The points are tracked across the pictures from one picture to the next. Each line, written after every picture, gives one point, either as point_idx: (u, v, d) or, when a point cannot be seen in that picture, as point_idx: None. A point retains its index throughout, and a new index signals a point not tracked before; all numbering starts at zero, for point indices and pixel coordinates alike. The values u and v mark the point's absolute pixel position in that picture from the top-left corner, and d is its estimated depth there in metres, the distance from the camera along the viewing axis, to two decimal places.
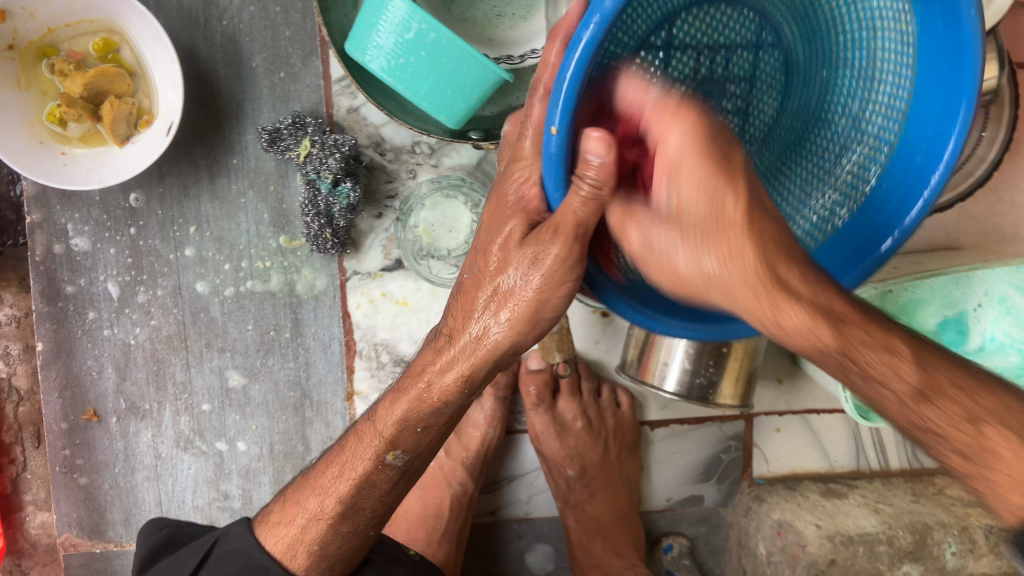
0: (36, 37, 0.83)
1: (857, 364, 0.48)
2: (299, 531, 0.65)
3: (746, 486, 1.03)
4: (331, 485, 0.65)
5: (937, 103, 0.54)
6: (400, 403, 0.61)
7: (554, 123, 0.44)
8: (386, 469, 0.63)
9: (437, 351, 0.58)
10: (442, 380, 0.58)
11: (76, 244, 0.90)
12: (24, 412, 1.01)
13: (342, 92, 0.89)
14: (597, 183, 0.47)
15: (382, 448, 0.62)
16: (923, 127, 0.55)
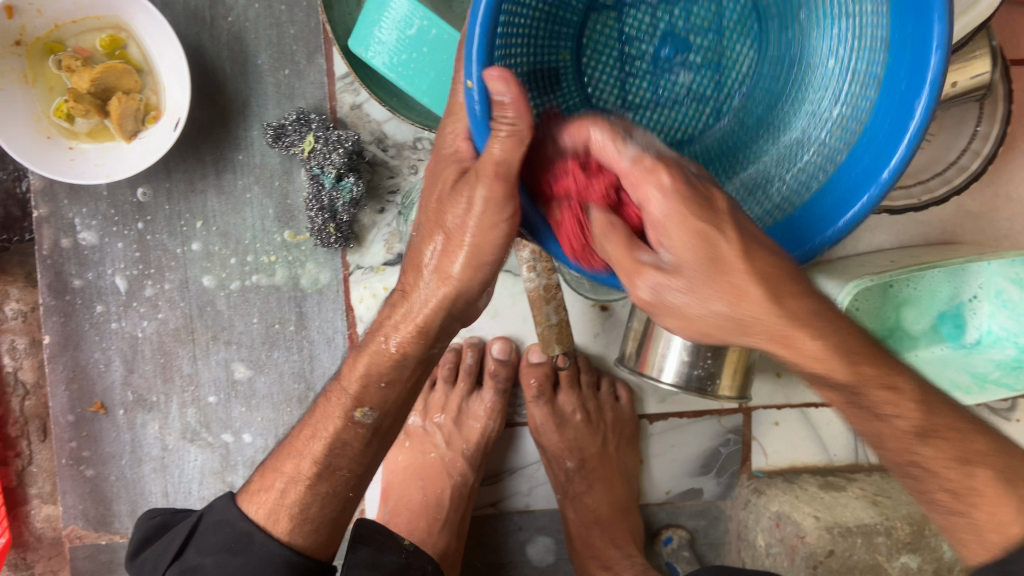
0: (42, 34, 0.85)
1: (867, 400, 0.51)
2: (281, 495, 0.66)
3: (745, 480, 1.04)
4: (306, 446, 0.67)
5: (887, 106, 0.54)
6: (361, 359, 0.64)
7: (469, 76, 0.49)
8: (356, 426, 0.65)
9: (392, 306, 0.61)
10: (398, 333, 0.61)
11: (83, 238, 0.92)
12: (30, 406, 1.03)
13: (346, 89, 0.91)
14: (514, 121, 0.47)
15: (349, 404, 0.64)
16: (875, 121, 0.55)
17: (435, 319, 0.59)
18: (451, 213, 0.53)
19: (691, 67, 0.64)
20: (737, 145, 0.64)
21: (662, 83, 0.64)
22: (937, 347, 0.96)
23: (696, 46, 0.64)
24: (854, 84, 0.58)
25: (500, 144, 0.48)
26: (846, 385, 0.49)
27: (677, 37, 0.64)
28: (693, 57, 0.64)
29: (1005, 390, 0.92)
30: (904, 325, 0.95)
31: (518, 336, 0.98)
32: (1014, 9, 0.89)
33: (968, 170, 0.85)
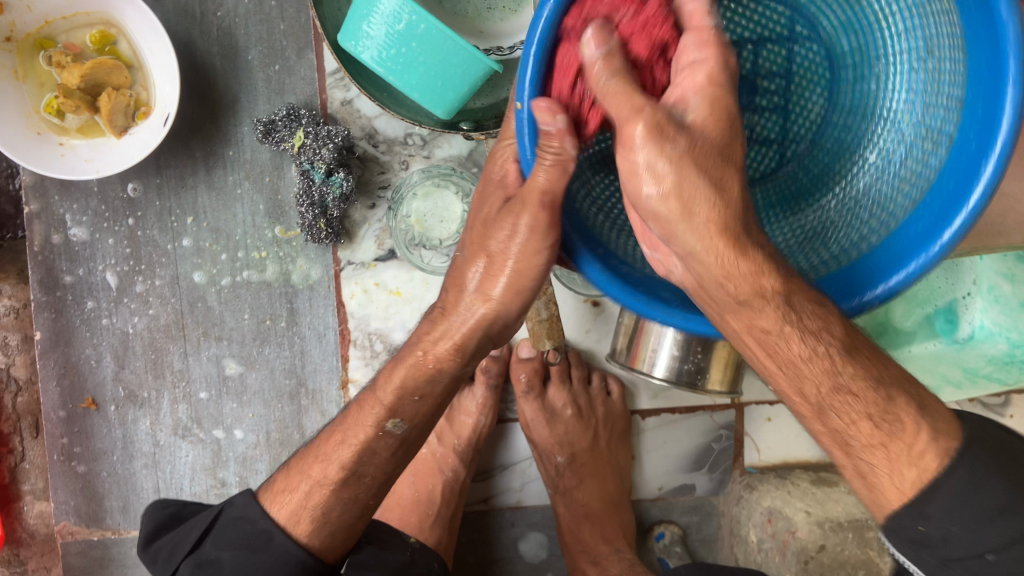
0: (33, 30, 0.85)
1: (806, 349, 0.53)
2: (303, 497, 0.65)
3: (738, 476, 1.04)
4: (334, 452, 0.65)
5: (950, 174, 0.52)
6: (398, 370, 0.63)
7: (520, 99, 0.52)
8: (386, 436, 0.64)
9: (432, 322, 0.62)
10: (436, 349, 0.61)
11: (74, 234, 0.92)
12: (22, 403, 1.03)
13: (336, 85, 0.91)
14: (560, 150, 0.50)
15: (382, 415, 0.64)
16: (935, 189, 0.54)
17: (474, 335, 0.60)
18: (496, 238, 0.55)
19: (760, 109, 0.62)
20: (799, 192, 0.63)
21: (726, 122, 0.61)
22: (932, 343, 0.94)
23: (767, 90, 0.62)
24: (926, 143, 0.56)
25: (544, 172, 0.50)
26: (781, 342, 0.52)
27: (750, 77, 0.61)
28: (763, 100, 0.62)
29: (995, 385, 0.92)
30: (893, 318, 0.94)
31: (509, 332, 0.98)
32: None
33: None
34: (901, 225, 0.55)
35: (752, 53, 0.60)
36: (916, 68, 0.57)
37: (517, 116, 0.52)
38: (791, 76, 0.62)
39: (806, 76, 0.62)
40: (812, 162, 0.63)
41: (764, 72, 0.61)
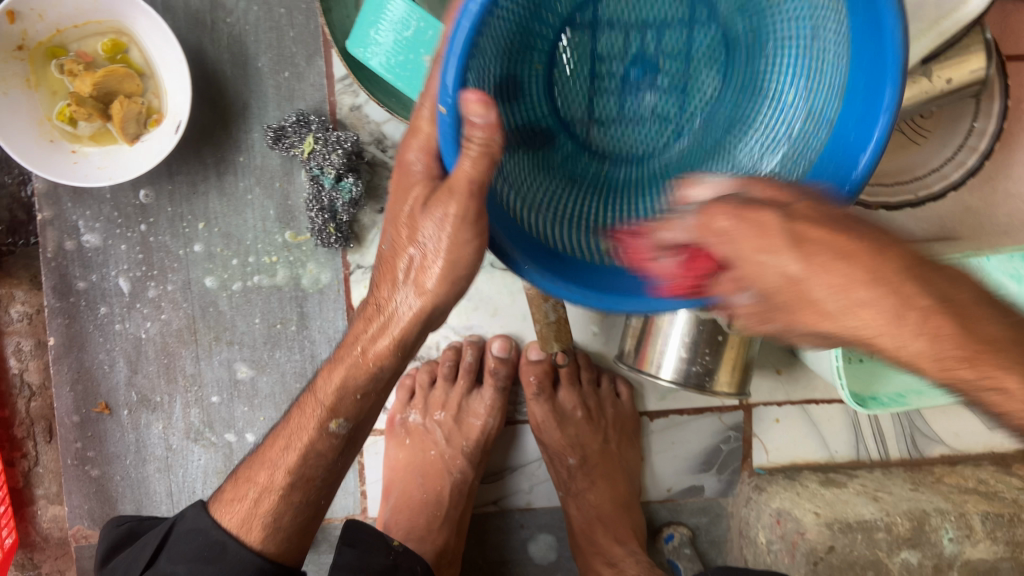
0: (45, 38, 0.86)
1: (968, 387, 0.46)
2: (253, 504, 0.68)
3: (747, 477, 1.04)
4: (279, 458, 0.68)
5: (851, 143, 0.54)
6: (337, 372, 0.63)
7: (442, 101, 0.48)
8: (330, 437, 0.66)
9: (369, 320, 0.61)
10: (375, 346, 0.60)
11: (87, 240, 0.93)
12: (35, 407, 1.04)
13: (345, 91, 0.92)
14: (486, 143, 0.47)
15: (325, 416, 0.65)
16: (836, 160, 0.55)
17: (412, 330, 0.58)
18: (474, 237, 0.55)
19: (658, 88, 0.64)
20: (695, 165, 0.64)
21: (628, 103, 0.65)
22: None
23: (664, 72, 0.64)
24: (808, 122, 0.58)
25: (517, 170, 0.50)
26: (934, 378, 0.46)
27: (646, 61, 0.63)
28: (660, 80, 0.64)
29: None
30: None
31: (517, 335, 0.98)
32: (1008, 5, 0.90)
33: (966, 166, 0.88)
34: None
35: (647, 37, 0.62)
36: (797, 47, 0.58)
37: (439, 117, 0.48)
38: (688, 57, 0.63)
39: (703, 56, 0.63)
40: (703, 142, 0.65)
41: (663, 57, 0.63)
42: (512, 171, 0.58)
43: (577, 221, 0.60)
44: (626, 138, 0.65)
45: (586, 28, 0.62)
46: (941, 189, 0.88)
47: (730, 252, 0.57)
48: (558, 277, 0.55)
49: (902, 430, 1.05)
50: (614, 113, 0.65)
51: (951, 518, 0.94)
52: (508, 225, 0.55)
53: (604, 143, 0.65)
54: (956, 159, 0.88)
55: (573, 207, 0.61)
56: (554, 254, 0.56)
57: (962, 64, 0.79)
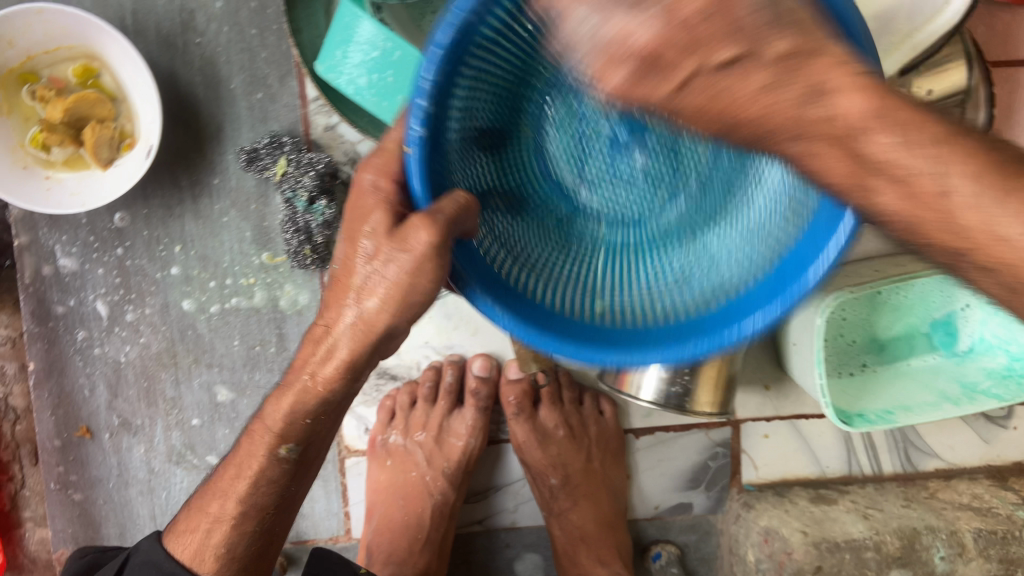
0: (16, 65, 0.86)
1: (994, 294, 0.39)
2: (205, 535, 0.68)
3: (736, 493, 1.03)
4: (230, 487, 0.67)
5: (780, 275, 0.57)
6: (285, 398, 0.60)
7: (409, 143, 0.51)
8: (281, 462, 0.64)
9: (315, 343, 0.57)
10: (322, 372, 0.57)
11: (64, 265, 0.93)
12: (21, 431, 1.05)
13: (318, 111, 0.91)
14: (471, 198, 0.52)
15: (274, 441, 0.63)
16: (760, 287, 0.58)
17: (362, 354, 0.55)
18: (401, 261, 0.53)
19: (648, 152, 0.68)
20: (683, 236, 0.68)
21: (619, 167, 0.69)
22: (931, 355, 0.94)
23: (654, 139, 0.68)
24: (761, 250, 0.60)
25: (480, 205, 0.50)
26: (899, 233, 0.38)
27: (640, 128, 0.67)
28: (651, 148, 0.68)
29: (993, 400, 0.89)
30: (879, 328, 0.94)
31: (498, 353, 0.97)
32: (993, 12, 0.88)
33: None
34: (707, 313, 0.60)
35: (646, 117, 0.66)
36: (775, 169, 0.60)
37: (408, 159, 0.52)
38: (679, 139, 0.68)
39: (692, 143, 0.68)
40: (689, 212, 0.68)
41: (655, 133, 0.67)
42: (501, 229, 0.62)
43: (564, 279, 0.64)
44: (615, 200, 0.70)
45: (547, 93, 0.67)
46: None
47: (624, 330, 0.60)
48: (523, 323, 0.56)
49: (894, 443, 1.03)
50: (605, 177, 0.69)
51: (942, 536, 0.93)
52: (489, 273, 0.57)
53: (595, 206, 0.70)
54: None
55: (564, 269, 0.65)
56: (535, 304, 0.59)
57: (943, 75, 0.78)
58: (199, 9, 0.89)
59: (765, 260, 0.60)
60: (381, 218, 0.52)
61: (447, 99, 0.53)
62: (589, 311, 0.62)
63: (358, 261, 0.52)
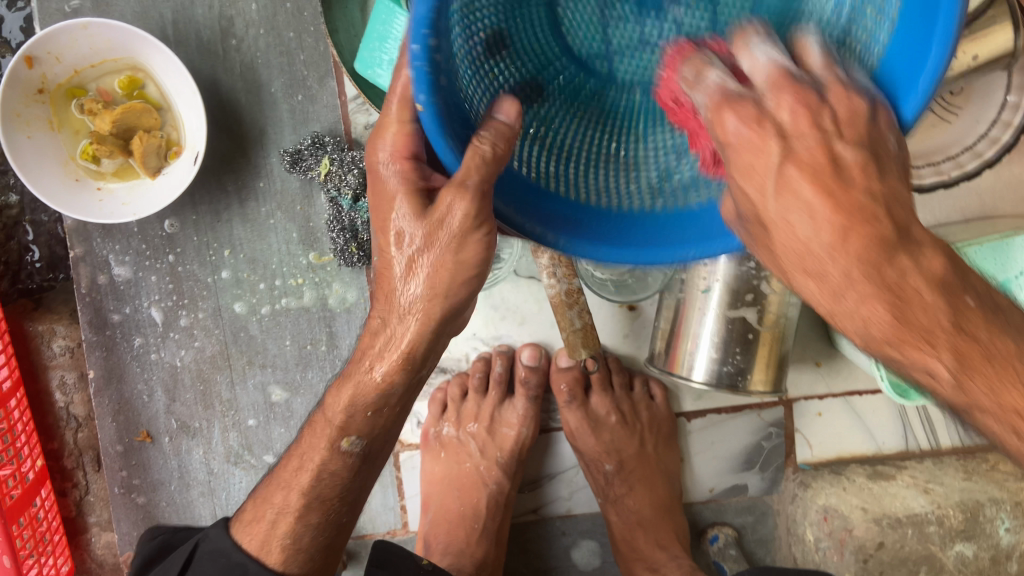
0: (64, 80, 0.88)
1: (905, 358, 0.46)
2: (270, 526, 0.70)
3: (792, 473, 1.02)
4: (293, 480, 0.68)
5: (915, 15, 0.46)
6: (346, 389, 0.62)
7: (418, 98, 0.45)
8: (344, 455, 0.66)
9: (374, 335, 0.59)
10: (384, 362, 0.58)
11: (118, 274, 0.95)
12: (83, 437, 1.08)
13: (358, 110, 0.92)
14: (498, 141, 0.47)
15: (335, 435, 0.65)
16: (902, 42, 0.47)
17: (421, 341, 0.57)
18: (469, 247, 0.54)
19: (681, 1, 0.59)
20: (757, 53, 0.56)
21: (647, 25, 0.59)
22: None
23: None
24: (869, 11, 0.51)
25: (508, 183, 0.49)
26: (878, 308, 0.45)
27: None
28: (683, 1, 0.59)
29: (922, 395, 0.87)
30: None
31: (546, 342, 0.97)
32: None
33: (1000, 142, 0.87)
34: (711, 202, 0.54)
35: None
36: None
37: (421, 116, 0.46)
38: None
39: None
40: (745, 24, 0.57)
41: None
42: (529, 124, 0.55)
43: (599, 165, 0.57)
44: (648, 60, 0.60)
45: None
46: (973, 168, 0.89)
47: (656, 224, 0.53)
48: (570, 234, 0.51)
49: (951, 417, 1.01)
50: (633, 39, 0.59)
51: (1007, 507, 0.92)
52: (518, 192, 0.53)
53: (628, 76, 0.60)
54: (990, 136, 0.87)
55: (598, 155, 0.57)
56: (583, 210, 0.54)
57: (992, 39, 0.78)
58: (237, 15, 0.90)
59: (876, 59, 0.49)
60: (406, 202, 0.53)
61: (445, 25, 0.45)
62: (641, 198, 0.56)
63: (393, 251, 0.55)
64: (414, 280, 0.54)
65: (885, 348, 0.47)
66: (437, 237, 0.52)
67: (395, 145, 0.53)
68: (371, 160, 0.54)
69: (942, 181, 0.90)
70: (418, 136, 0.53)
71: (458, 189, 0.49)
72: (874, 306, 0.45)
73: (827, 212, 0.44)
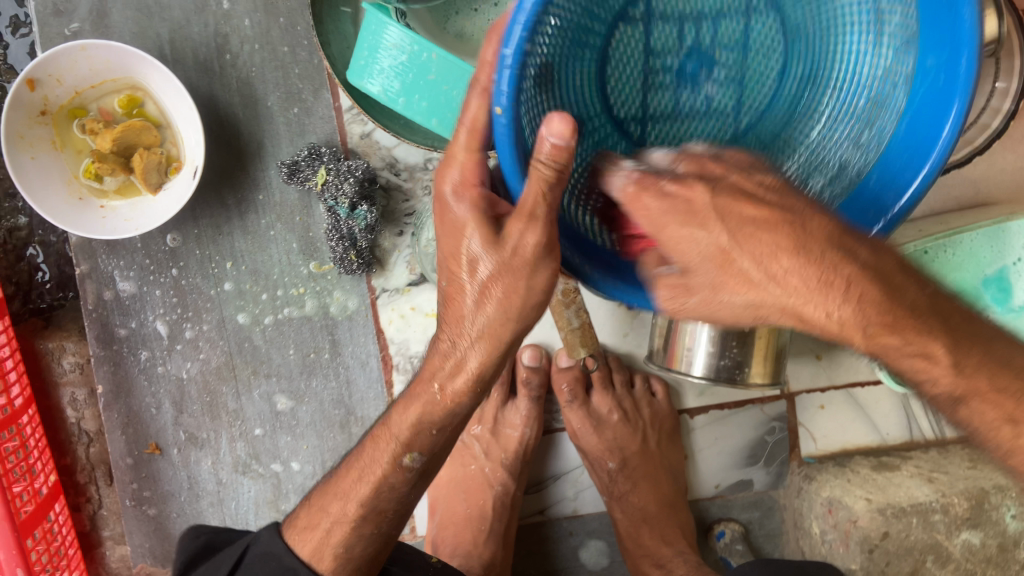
0: (65, 101, 0.90)
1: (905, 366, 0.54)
2: (325, 534, 0.67)
3: (796, 467, 1.03)
4: (352, 489, 0.66)
5: (930, 104, 0.54)
6: (412, 407, 0.61)
7: (498, 104, 0.46)
8: (403, 471, 0.64)
9: (440, 361, 0.58)
10: (452, 385, 0.58)
11: (123, 288, 0.96)
12: (94, 453, 1.10)
13: (353, 120, 0.94)
14: (554, 164, 0.45)
15: (399, 450, 0.63)
16: (915, 123, 0.56)
17: None
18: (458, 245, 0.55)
19: (718, 80, 0.64)
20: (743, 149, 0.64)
21: (684, 95, 0.64)
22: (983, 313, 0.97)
23: (720, 64, 0.63)
24: (870, 105, 0.59)
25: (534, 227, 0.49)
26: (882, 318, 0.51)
27: (703, 54, 0.63)
28: (716, 74, 0.64)
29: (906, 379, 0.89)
30: None
31: (547, 343, 0.98)
32: None
33: (990, 129, 0.87)
34: None
35: (703, 30, 0.62)
36: (863, 21, 0.58)
37: (495, 123, 0.47)
38: (748, 50, 0.63)
39: (761, 47, 0.63)
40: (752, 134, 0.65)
41: (721, 47, 0.63)
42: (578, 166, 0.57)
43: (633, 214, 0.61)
44: (680, 131, 0.64)
45: (639, 22, 0.60)
46: (965, 155, 0.88)
47: None
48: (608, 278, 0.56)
49: None
50: (667, 108, 0.64)
51: (1013, 494, 0.92)
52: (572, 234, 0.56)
53: (658, 139, 0.64)
54: (978, 123, 0.88)
55: None
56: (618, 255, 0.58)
57: None
58: (232, 32, 0.92)
59: (867, 165, 0.59)
60: (477, 231, 0.51)
61: (536, 40, 0.48)
62: None
63: (463, 279, 0.53)
64: (485, 303, 0.53)
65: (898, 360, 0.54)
66: (506, 268, 0.51)
67: (462, 177, 0.52)
68: (438, 190, 0.53)
69: None
70: (484, 167, 0.52)
71: (525, 217, 0.48)
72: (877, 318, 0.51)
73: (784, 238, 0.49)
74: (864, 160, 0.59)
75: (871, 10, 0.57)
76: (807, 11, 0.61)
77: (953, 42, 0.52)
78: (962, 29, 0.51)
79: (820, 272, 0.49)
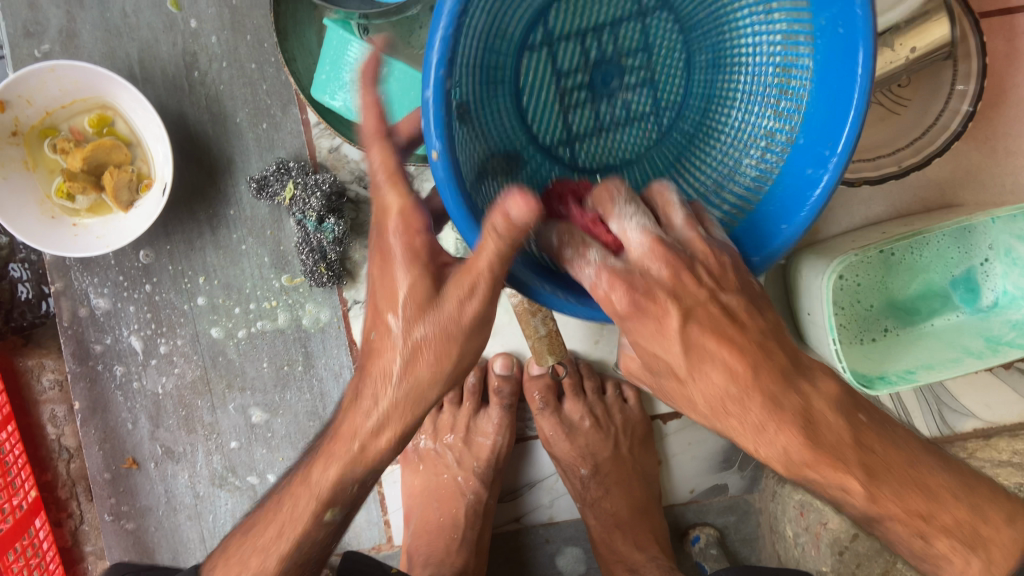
0: (36, 122, 0.91)
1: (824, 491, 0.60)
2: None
3: (770, 471, 1.03)
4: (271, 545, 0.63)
5: (826, 112, 0.63)
6: (332, 467, 0.61)
7: (432, 149, 0.54)
8: (325, 526, 0.63)
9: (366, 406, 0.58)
10: (376, 442, 0.59)
11: (97, 305, 0.97)
12: (74, 469, 1.11)
13: (322, 135, 0.95)
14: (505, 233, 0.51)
15: (319, 507, 0.62)
16: (812, 137, 0.64)
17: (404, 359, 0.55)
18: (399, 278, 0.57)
19: (633, 84, 0.75)
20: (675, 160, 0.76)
21: (603, 108, 0.75)
22: (953, 314, 0.97)
23: (631, 69, 0.75)
24: (765, 135, 0.70)
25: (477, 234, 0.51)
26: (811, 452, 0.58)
27: (610, 63, 0.74)
28: (630, 78, 0.75)
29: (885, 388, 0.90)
30: (895, 290, 0.98)
31: (518, 351, 0.99)
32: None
33: (950, 130, 0.87)
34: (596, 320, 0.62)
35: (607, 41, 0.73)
36: (762, 41, 0.68)
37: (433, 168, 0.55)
38: (648, 53, 0.75)
39: (664, 45, 0.75)
40: (674, 133, 0.77)
41: (625, 54, 0.74)
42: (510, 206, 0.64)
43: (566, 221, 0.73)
44: (608, 146, 0.76)
45: (541, 46, 0.71)
46: (926, 156, 0.87)
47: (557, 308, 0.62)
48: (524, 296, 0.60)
49: (927, 407, 1.02)
50: (592, 126, 0.75)
51: None
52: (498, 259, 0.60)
53: (588, 160, 0.75)
54: (938, 125, 0.88)
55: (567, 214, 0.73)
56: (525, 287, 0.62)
57: (928, 31, 0.81)
58: (201, 50, 0.94)
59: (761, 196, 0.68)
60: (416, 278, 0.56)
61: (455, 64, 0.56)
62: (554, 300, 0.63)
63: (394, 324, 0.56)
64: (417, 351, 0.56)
65: (807, 473, 0.59)
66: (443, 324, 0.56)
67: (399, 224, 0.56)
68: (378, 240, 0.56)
69: (895, 170, 0.88)
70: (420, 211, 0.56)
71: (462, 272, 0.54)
72: (789, 435, 0.57)
73: (734, 362, 0.58)
74: (763, 186, 0.69)
75: (761, 16, 0.67)
76: (707, 48, 0.74)
77: (849, 42, 0.59)
78: (858, 21, 0.57)
79: (768, 403, 0.58)
